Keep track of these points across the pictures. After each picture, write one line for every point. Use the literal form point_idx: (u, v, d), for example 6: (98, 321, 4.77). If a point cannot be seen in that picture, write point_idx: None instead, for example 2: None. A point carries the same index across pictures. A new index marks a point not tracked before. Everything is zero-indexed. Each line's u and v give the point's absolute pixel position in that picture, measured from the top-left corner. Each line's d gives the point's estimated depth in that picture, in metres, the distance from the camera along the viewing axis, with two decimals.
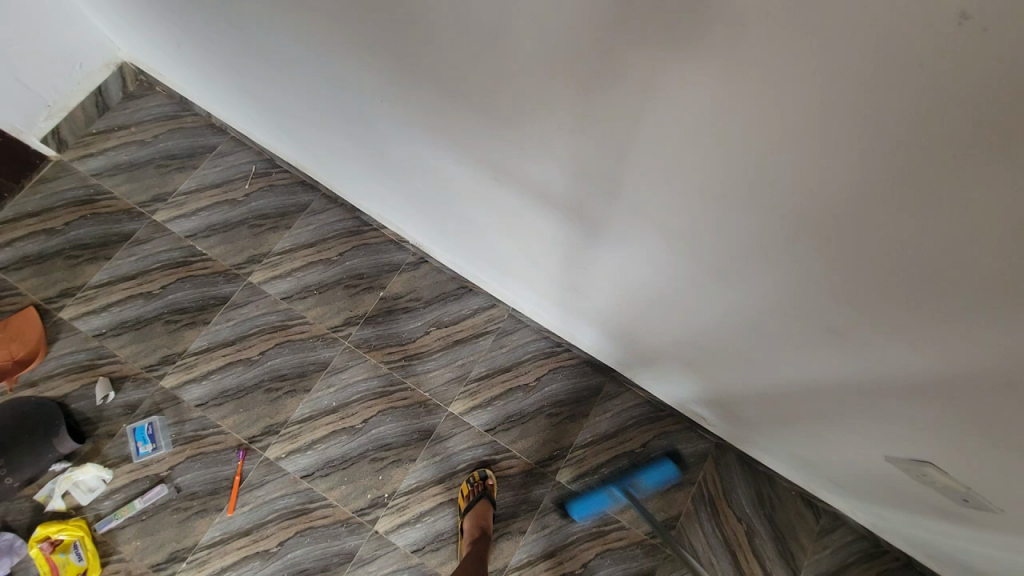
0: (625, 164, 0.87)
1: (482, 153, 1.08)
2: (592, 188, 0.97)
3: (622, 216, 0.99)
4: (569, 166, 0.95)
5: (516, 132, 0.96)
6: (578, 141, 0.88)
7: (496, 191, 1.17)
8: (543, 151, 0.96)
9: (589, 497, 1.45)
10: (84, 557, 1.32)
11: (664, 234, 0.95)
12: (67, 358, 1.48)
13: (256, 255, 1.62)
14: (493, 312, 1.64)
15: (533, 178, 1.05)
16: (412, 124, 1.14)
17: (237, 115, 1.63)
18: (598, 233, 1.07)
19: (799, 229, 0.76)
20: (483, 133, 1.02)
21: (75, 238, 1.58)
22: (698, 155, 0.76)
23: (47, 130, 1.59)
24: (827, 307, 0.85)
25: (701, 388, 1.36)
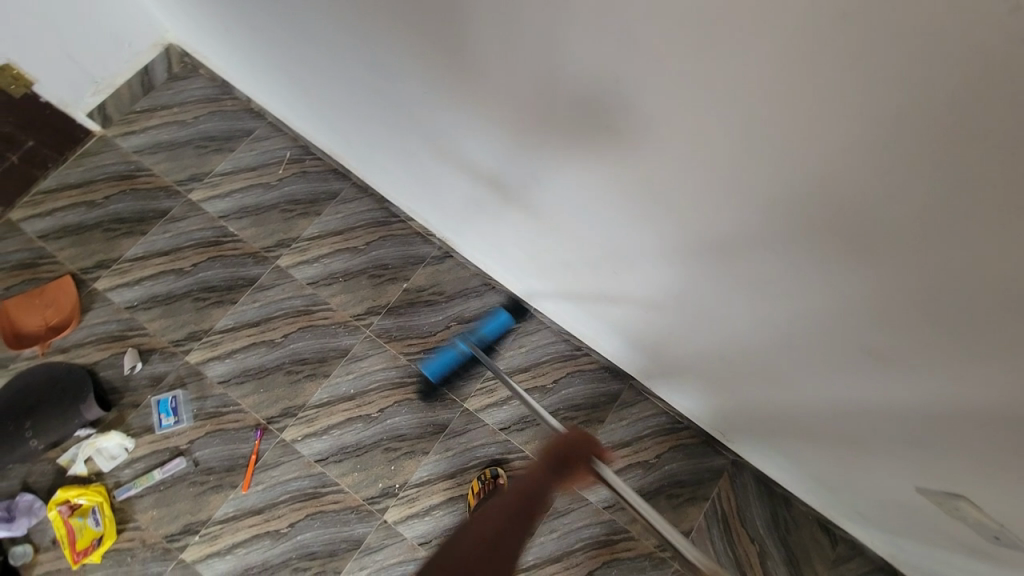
0: (667, 171, 0.85)
1: (516, 153, 1.08)
2: (628, 193, 0.95)
3: (656, 224, 0.97)
4: (605, 169, 0.94)
5: (554, 132, 0.95)
6: (619, 145, 0.87)
7: (527, 191, 1.16)
8: (580, 153, 0.95)
9: (437, 357, 1.49)
10: (100, 523, 1.36)
11: (699, 243, 0.92)
12: (98, 328, 1.52)
13: (285, 239, 1.65)
14: (514, 311, 1.64)
15: (567, 180, 1.04)
16: (449, 118, 1.14)
17: (276, 100, 1.65)
18: (629, 239, 1.06)
19: (845, 248, 0.73)
20: (520, 132, 1.02)
21: (113, 212, 1.62)
22: (745, 165, 0.74)
23: (94, 106, 1.64)
24: (865, 330, 0.82)
25: (723, 403, 1.33)
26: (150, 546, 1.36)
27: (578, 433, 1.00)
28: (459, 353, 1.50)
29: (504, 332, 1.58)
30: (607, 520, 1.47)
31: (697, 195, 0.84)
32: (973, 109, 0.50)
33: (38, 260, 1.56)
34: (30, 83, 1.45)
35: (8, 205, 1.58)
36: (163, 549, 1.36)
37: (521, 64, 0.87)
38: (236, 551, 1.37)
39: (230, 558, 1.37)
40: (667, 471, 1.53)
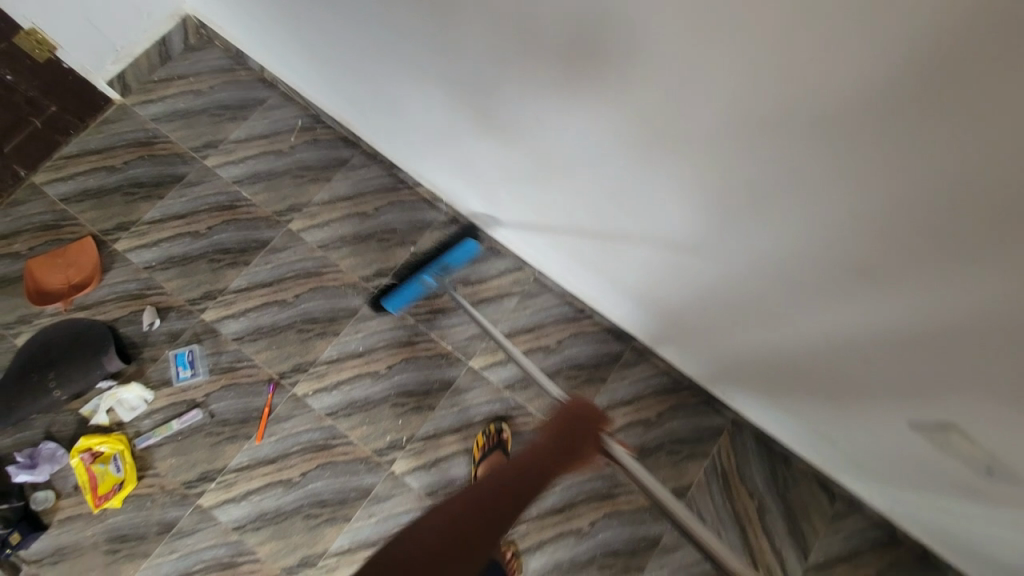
0: (669, 110, 0.87)
1: (515, 97, 1.10)
2: (624, 127, 0.97)
3: (653, 159, 0.99)
4: (601, 105, 0.96)
5: (557, 72, 0.96)
6: (617, 78, 0.89)
7: (525, 138, 1.19)
8: (578, 91, 0.97)
9: (401, 289, 1.55)
10: (122, 469, 1.42)
11: (698, 181, 0.95)
12: (118, 287, 1.57)
13: (296, 204, 1.70)
14: (519, 275, 1.67)
15: (565, 122, 1.06)
16: (450, 69, 1.17)
17: (287, 67, 1.69)
18: (626, 178, 1.08)
19: (836, 159, 0.75)
20: (517, 74, 1.04)
21: (131, 177, 1.68)
22: (740, 97, 0.77)
23: (114, 74, 1.69)
24: (857, 251, 0.84)
25: (721, 357, 1.36)
26: (169, 492, 1.43)
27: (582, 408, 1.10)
28: (423, 285, 1.56)
29: (468, 258, 1.64)
30: (608, 475, 1.51)
31: (696, 129, 0.87)
32: (947, 11, 0.53)
33: (60, 222, 1.62)
34: (53, 47, 1.51)
35: (32, 169, 1.64)
36: (181, 494, 1.43)
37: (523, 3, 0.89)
38: (251, 498, 1.43)
39: (245, 504, 1.43)
40: (668, 429, 1.56)
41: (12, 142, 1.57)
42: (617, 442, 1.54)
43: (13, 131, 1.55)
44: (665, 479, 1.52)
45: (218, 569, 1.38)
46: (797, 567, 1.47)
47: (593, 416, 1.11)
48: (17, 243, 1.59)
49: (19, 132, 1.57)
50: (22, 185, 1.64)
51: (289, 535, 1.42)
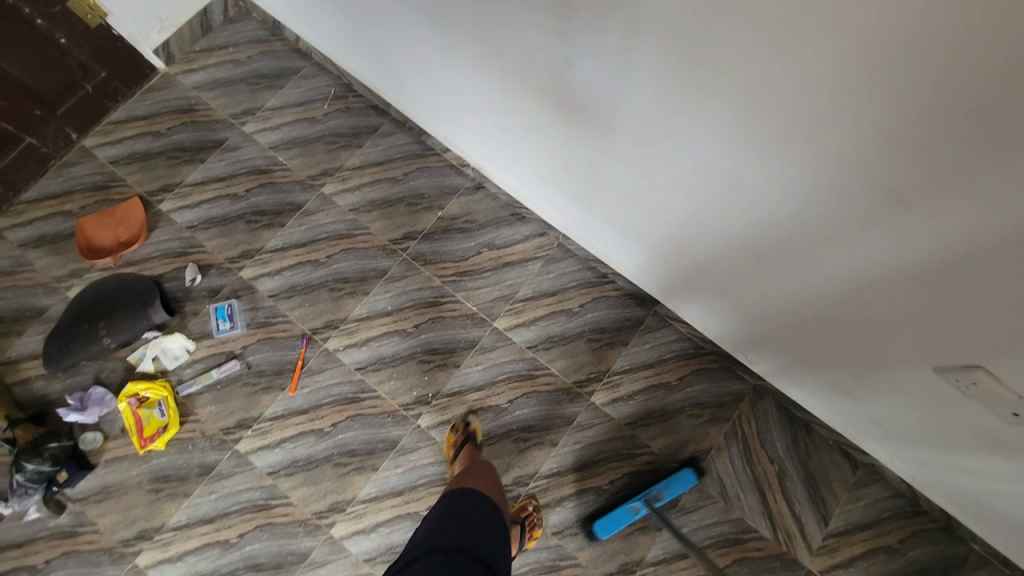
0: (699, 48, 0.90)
1: (544, 38, 1.11)
2: (653, 60, 0.98)
3: (681, 94, 0.99)
4: (631, 37, 0.97)
5: (588, 5, 0.97)
6: (649, 15, 0.91)
7: (552, 83, 1.20)
8: (609, 23, 0.98)
9: (610, 515, 1.43)
10: (166, 414, 1.50)
11: (727, 122, 0.97)
12: (163, 245, 1.66)
13: (329, 169, 1.76)
14: (543, 240, 1.70)
15: (593, 60, 1.07)
16: (480, 15, 1.19)
17: (320, 36, 1.75)
18: (653, 119, 1.08)
19: (867, 77, 0.75)
20: (547, 12, 1.05)
21: (175, 141, 1.76)
22: (768, 29, 0.80)
23: (159, 43, 1.77)
24: (888, 174, 0.84)
25: (744, 314, 1.37)
26: (209, 436, 1.51)
27: None
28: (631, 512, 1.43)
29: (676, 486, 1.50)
30: (628, 436, 1.54)
31: (724, 65, 0.89)
32: None
33: (109, 183, 1.71)
34: (102, 14, 1.59)
35: (82, 133, 1.74)
36: (220, 439, 1.50)
37: None
38: (285, 445, 1.50)
39: (279, 451, 1.50)
40: (689, 393, 1.58)
41: (66, 105, 1.65)
42: (639, 404, 1.56)
43: (67, 94, 1.64)
44: (685, 442, 1.54)
45: (253, 510, 1.45)
46: (817, 533, 1.47)
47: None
48: (70, 202, 1.69)
49: (72, 96, 1.65)
50: (74, 149, 1.74)
51: (320, 481, 1.48)
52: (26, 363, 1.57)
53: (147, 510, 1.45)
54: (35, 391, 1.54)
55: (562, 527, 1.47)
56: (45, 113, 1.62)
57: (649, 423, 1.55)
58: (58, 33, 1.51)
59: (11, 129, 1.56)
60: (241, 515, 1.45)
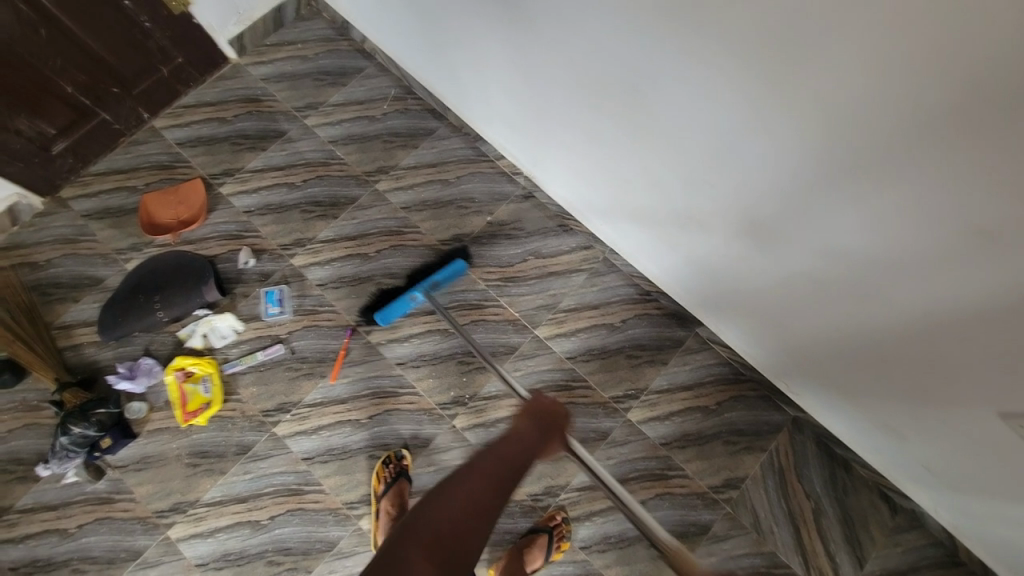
0: (785, 80, 0.92)
1: (630, 49, 1.11)
2: (746, 80, 0.97)
3: (758, 121, 1.01)
4: (726, 54, 0.97)
5: (686, 20, 0.98)
6: (736, 46, 0.94)
7: (631, 95, 1.20)
8: (706, 40, 0.98)
9: (390, 303, 1.56)
10: (210, 390, 1.54)
11: (803, 152, 0.99)
12: (220, 227, 1.71)
13: (384, 167, 1.80)
14: (589, 252, 1.71)
15: (680, 75, 1.07)
16: (566, 26, 1.19)
17: (389, 38, 1.80)
18: (733, 138, 1.08)
19: (958, 122, 0.77)
20: (640, 23, 1.05)
21: (240, 129, 1.82)
22: (860, 67, 0.82)
23: (235, 34, 1.84)
24: (973, 214, 0.84)
25: (794, 342, 1.35)
26: (249, 417, 1.53)
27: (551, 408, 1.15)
28: (410, 301, 1.57)
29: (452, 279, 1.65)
30: (663, 456, 1.53)
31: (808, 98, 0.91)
32: None
33: (174, 163, 1.77)
34: (185, 2, 1.64)
35: (154, 113, 1.81)
36: (259, 421, 1.53)
37: None
38: (321, 433, 1.52)
39: (315, 437, 1.52)
40: (727, 419, 1.56)
41: (141, 86, 1.72)
42: (674, 425, 1.55)
43: (143, 75, 1.71)
44: (720, 468, 1.52)
45: (285, 494, 1.47)
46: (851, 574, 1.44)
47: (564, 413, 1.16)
48: (135, 178, 1.75)
49: (148, 78, 1.72)
50: (144, 127, 1.81)
51: (353, 472, 1.49)
52: (79, 329, 1.61)
53: (183, 484, 1.48)
54: (85, 356, 1.58)
55: (590, 543, 1.45)
56: (121, 91, 1.69)
57: (684, 445, 1.53)
58: (142, 16, 1.58)
59: (87, 103, 1.63)
60: (273, 498, 1.47)
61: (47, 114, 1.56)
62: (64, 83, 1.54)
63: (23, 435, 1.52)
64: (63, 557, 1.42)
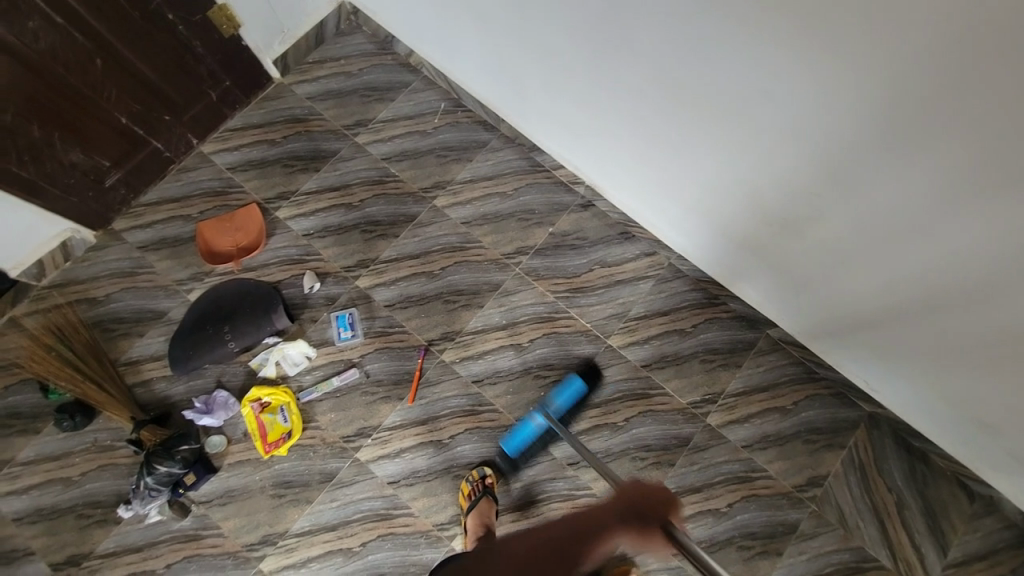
0: (901, 98, 0.91)
1: (738, 59, 1.06)
2: (877, 93, 0.93)
3: (866, 138, 1.00)
4: (858, 66, 0.92)
5: (815, 30, 0.93)
6: (849, 65, 0.93)
7: (730, 105, 1.15)
8: (834, 51, 0.93)
9: (516, 430, 1.48)
10: (288, 419, 1.52)
11: (917, 168, 0.97)
12: (281, 252, 1.68)
13: (441, 182, 1.78)
14: (655, 258, 1.71)
15: (795, 86, 1.02)
16: (663, 33, 1.14)
17: (438, 51, 1.76)
18: (847, 150, 1.04)
19: None
20: (756, 32, 1.00)
21: (291, 150, 1.79)
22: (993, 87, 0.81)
23: (279, 54, 1.81)
24: None
25: (879, 348, 1.35)
26: (330, 444, 1.52)
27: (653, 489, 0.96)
28: (534, 425, 1.48)
29: (576, 398, 1.55)
30: (745, 458, 1.54)
31: (929, 116, 0.90)
32: None
33: (227, 188, 1.74)
34: (237, 25, 1.61)
35: (202, 138, 1.77)
36: (341, 447, 1.52)
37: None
38: (404, 455, 1.52)
39: (399, 460, 1.51)
40: (804, 418, 1.58)
41: (191, 111, 1.68)
42: (754, 427, 1.57)
43: (193, 101, 1.67)
44: (801, 467, 1.54)
45: (375, 520, 1.46)
46: (936, 563, 1.46)
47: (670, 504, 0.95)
48: (189, 207, 1.72)
49: (198, 103, 1.68)
50: (193, 153, 1.77)
51: (440, 493, 1.49)
52: (147, 364, 1.59)
53: (270, 516, 1.46)
54: (156, 392, 1.56)
55: None
56: (173, 118, 1.65)
57: (764, 446, 1.55)
58: (196, 41, 1.54)
59: (140, 132, 1.59)
60: (363, 524, 1.46)
61: (101, 146, 1.52)
62: (119, 113, 1.50)
63: (99, 477, 1.50)
64: None
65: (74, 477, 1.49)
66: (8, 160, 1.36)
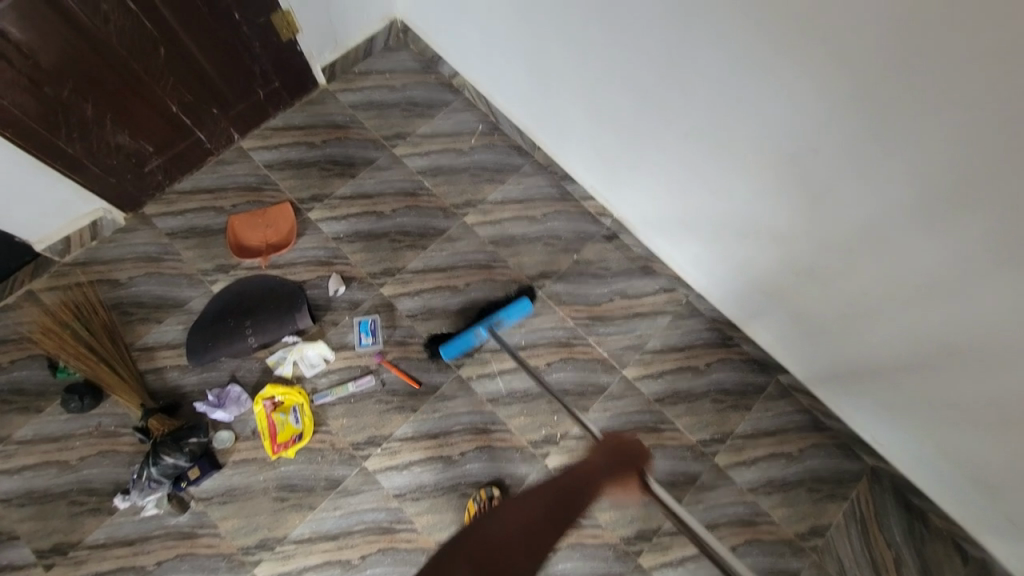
0: (930, 170, 0.97)
1: (793, 117, 1.10)
2: (918, 168, 0.98)
3: (894, 202, 1.05)
4: (902, 141, 0.97)
5: (877, 100, 0.96)
6: (881, 136, 0.99)
7: (777, 158, 1.19)
8: (894, 122, 0.96)
9: (456, 339, 1.56)
10: (300, 421, 1.51)
11: (942, 235, 1.02)
12: (309, 252, 1.70)
13: (473, 200, 1.82)
14: (674, 295, 1.75)
15: (846, 149, 1.06)
16: (718, 85, 1.18)
17: (482, 74, 1.82)
18: (882, 214, 1.08)
19: None
20: (793, 95, 1.07)
21: (328, 154, 1.83)
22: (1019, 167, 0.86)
23: (328, 62, 1.87)
24: None
25: (892, 402, 1.37)
26: (339, 449, 1.50)
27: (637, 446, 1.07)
28: (475, 338, 1.58)
29: (518, 319, 1.66)
30: (751, 502, 1.56)
31: (957, 189, 0.95)
32: None
33: (262, 185, 1.76)
34: (296, 30, 1.67)
35: (243, 134, 1.80)
36: (349, 454, 1.50)
37: (800, 60, 1.02)
38: (413, 468, 1.50)
39: (407, 473, 1.50)
40: (810, 466, 1.60)
41: (238, 108, 1.72)
42: (761, 471, 1.58)
43: (241, 98, 1.70)
44: (805, 515, 1.55)
45: (377, 532, 1.44)
46: None
47: (642, 452, 1.08)
48: (222, 199, 1.74)
49: (245, 100, 1.72)
50: (232, 147, 1.80)
51: (445, 510, 1.47)
52: (162, 351, 1.57)
53: (270, 519, 1.43)
54: (168, 381, 1.54)
55: None
56: (220, 112, 1.68)
57: (770, 491, 1.57)
58: (255, 41, 1.59)
59: (187, 122, 1.62)
60: (365, 536, 1.44)
61: (147, 131, 1.54)
62: (170, 102, 1.52)
63: (98, 463, 1.46)
64: None
65: (72, 461, 1.46)
66: (57, 136, 1.38)
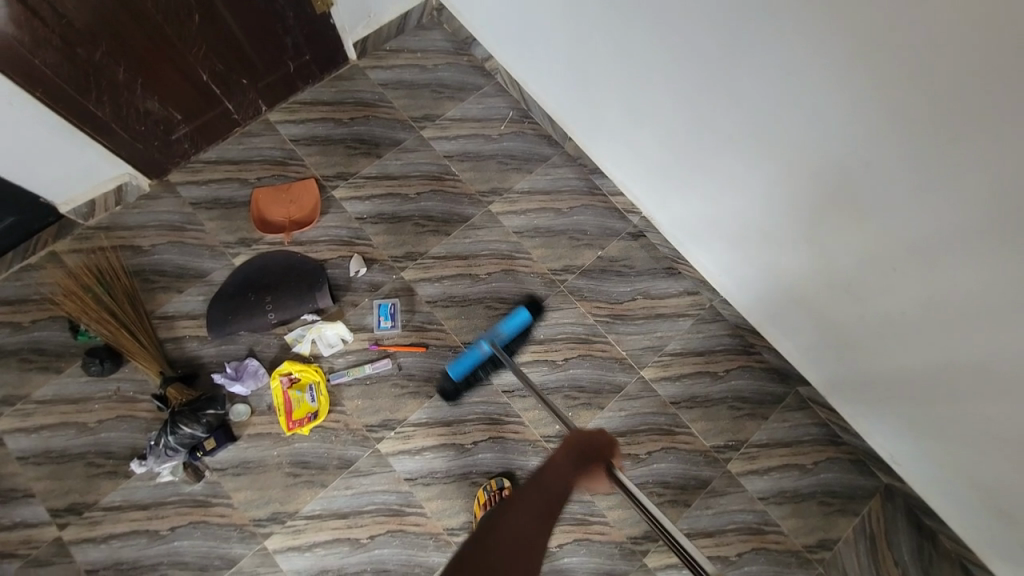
0: (975, 193, 0.92)
1: (844, 128, 1.04)
2: (964, 191, 0.94)
3: (935, 224, 1.01)
4: (949, 163, 0.93)
5: (937, 119, 0.90)
6: (925, 156, 0.95)
7: (817, 169, 1.15)
8: (954, 142, 0.91)
9: (463, 356, 1.47)
10: (316, 400, 1.51)
11: (980, 262, 0.98)
12: (331, 231, 1.68)
13: (499, 188, 1.79)
14: (696, 298, 1.73)
15: (895, 165, 1.01)
16: (759, 89, 1.14)
17: (516, 60, 1.78)
18: (920, 235, 1.04)
19: None
20: (837, 107, 1.03)
21: (355, 132, 1.80)
22: None
23: (360, 37, 1.83)
24: None
25: (914, 424, 1.34)
26: (352, 430, 1.51)
27: (590, 435, 1.06)
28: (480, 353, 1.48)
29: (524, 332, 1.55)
30: (760, 510, 1.55)
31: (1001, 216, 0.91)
32: None
33: (288, 159, 1.74)
34: (330, 3, 1.63)
35: (271, 106, 1.78)
36: (363, 435, 1.50)
37: (848, 72, 0.98)
38: (425, 454, 1.50)
39: (418, 458, 1.50)
40: (822, 479, 1.59)
41: (267, 79, 1.69)
42: (772, 481, 1.57)
43: (271, 69, 1.67)
44: (813, 528, 1.54)
45: (386, 514, 1.45)
46: None
47: (608, 443, 1.07)
48: (247, 171, 1.72)
49: (275, 71, 1.69)
50: (259, 120, 1.77)
51: (454, 498, 1.48)
52: (181, 321, 1.57)
53: (282, 494, 1.44)
54: (187, 351, 1.55)
55: None
56: (249, 82, 1.65)
57: (781, 502, 1.56)
58: (289, 11, 1.56)
59: (217, 91, 1.59)
60: (374, 517, 1.44)
61: (177, 98, 1.52)
62: (201, 70, 1.50)
63: (115, 427, 1.47)
64: (153, 560, 1.38)
65: (89, 424, 1.47)
66: (87, 99, 1.36)
